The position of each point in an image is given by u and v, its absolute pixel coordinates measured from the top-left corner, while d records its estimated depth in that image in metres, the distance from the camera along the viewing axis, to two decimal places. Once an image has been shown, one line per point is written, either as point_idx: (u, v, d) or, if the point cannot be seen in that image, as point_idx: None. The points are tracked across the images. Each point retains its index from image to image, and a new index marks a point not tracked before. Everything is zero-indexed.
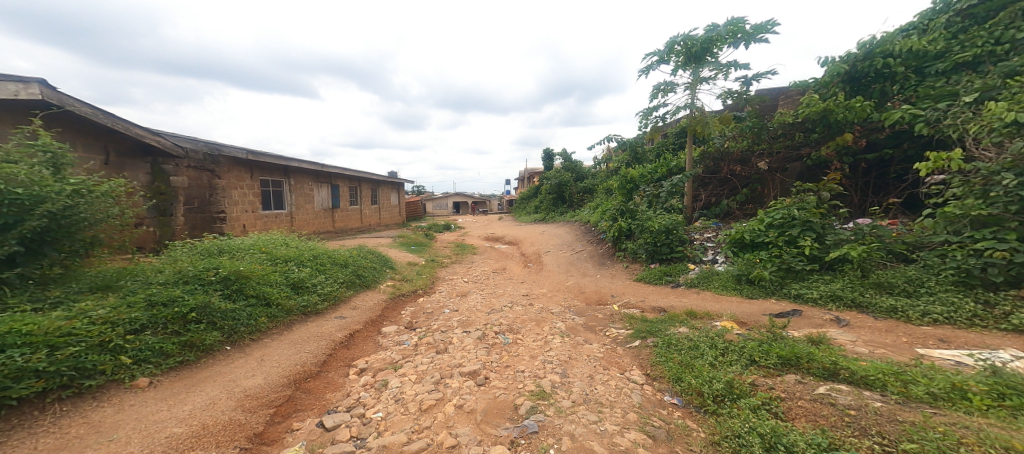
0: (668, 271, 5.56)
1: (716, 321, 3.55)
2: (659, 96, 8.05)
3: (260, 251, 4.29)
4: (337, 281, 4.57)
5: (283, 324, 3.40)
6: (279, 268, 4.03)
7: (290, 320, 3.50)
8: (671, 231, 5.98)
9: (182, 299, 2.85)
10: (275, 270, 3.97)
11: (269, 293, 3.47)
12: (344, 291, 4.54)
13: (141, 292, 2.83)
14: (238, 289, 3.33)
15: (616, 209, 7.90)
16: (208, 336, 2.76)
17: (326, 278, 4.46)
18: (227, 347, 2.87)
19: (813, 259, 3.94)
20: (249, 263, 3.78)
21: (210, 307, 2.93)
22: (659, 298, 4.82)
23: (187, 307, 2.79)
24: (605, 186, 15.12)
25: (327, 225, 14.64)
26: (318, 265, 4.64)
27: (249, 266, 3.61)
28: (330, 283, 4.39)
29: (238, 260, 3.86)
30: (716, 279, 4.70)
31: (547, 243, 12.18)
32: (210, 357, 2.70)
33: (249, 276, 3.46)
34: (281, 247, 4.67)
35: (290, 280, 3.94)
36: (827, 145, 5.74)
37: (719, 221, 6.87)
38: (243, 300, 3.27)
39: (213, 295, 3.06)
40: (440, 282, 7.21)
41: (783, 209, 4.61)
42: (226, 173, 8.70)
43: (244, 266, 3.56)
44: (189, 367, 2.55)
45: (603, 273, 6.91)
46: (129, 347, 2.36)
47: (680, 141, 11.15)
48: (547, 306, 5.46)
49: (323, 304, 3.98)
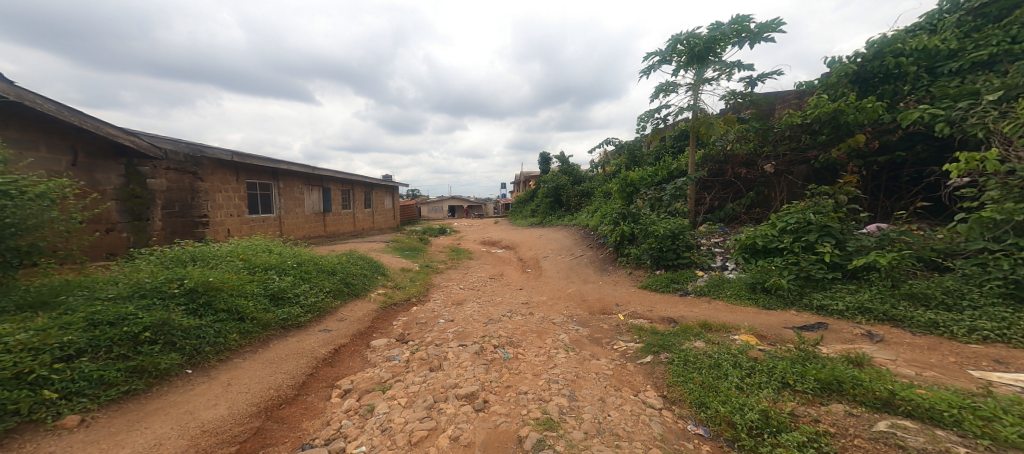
0: (675, 278, 5.30)
1: (734, 335, 3.28)
2: (660, 97, 7.83)
3: (237, 258, 3.95)
4: (323, 290, 4.23)
5: (258, 341, 3.08)
6: (256, 277, 3.70)
7: (266, 336, 3.17)
8: (677, 236, 5.74)
9: (134, 317, 2.53)
10: (252, 279, 3.63)
11: (241, 307, 3.14)
12: (330, 301, 4.20)
13: (82, 310, 2.49)
14: (206, 303, 3.01)
15: (618, 213, 7.68)
16: (162, 360, 2.43)
17: (310, 287, 4.12)
18: (188, 370, 2.55)
19: (834, 267, 3.68)
20: (223, 273, 3.45)
21: (169, 325, 2.61)
22: (667, 307, 4.56)
23: (139, 326, 2.46)
24: (603, 190, 14.91)
25: (318, 229, 14.31)
26: (302, 272, 4.30)
27: (220, 277, 3.27)
28: (314, 292, 4.05)
29: (211, 270, 3.53)
30: (727, 287, 4.45)
31: (546, 248, 11.92)
32: (163, 385, 2.37)
33: (220, 288, 3.14)
34: (261, 254, 4.33)
35: (269, 291, 3.61)
36: (838, 147, 5.48)
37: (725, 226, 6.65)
38: (210, 315, 2.94)
39: (174, 311, 2.73)
40: (435, 289, 6.89)
41: (796, 213, 4.37)
42: (210, 176, 8.37)
43: (215, 277, 3.24)
44: (137, 398, 2.22)
45: (605, 280, 6.64)
46: (56, 378, 2.02)
47: (680, 144, 10.98)
48: (548, 315, 5.18)
49: (306, 316, 3.65)
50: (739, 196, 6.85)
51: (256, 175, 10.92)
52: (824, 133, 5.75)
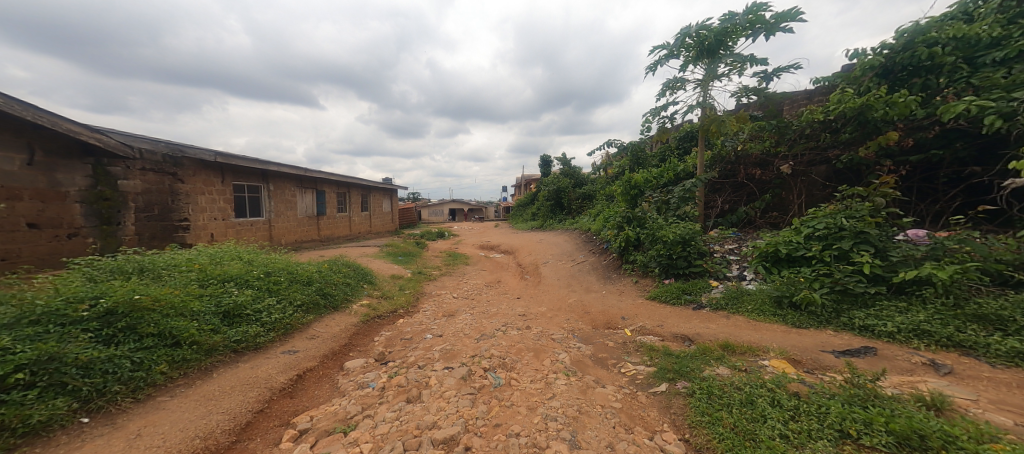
0: (686, 288, 4.82)
1: (764, 359, 2.81)
2: (666, 94, 7.41)
3: (191, 267, 3.52)
4: (292, 304, 3.78)
5: (195, 373, 2.64)
6: (209, 291, 3.27)
7: (209, 364, 2.75)
8: (687, 242, 5.27)
9: (15, 351, 2.08)
10: (203, 294, 3.21)
11: (176, 330, 2.72)
12: (300, 315, 3.76)
13: None
14: (129, 327, 2.58)
15: (622, 217, 7.23)
16: (35, 411, 1.95)
17: (276, 300, 3.69)
18: (85, 418, 2.10)
19: (875, 280, 3.21)
20: (165, 288, 3.02)
21: (58, 361, 2.15)
22: (680, 323, 4.08)
23: (11, 365, 1.99)
24: (606, 193, 14.48)
25: (311, 233, 14.02)
26: (269, 284, 3.85)
27: (156, 293, 2.85)
28: (280, 307, 3.61)
29: (155, 284, 3.10)
30: (748, 300, 3.98)
31: (546, 253, 11.47)
32: (41, 442, 1.92)
33: (149, 308, 2.72)
34: (224, 262, 3.90)
35: (221, 308, 3.17)
36: (865, 146, 5.04)
37: (738, 231, 6.17)
38: (131, 343, 2.51)
39: (71, 342, 2.27)
40: (425, 299, 6.43)
41: (826, 218, 3.91)
42: (192, 177, 8.01)
43: (148, 293, 2.81)
44: None
45: (608, 289, 6.17)
46: None
47: (686, 145, 10.56)
48: (548, 330, 4.70)
49: (266, 336, 3.22)
50: (753, 198, 6.38)
51: (244, 178, 10.55)
52: (848, 131, 5.29)
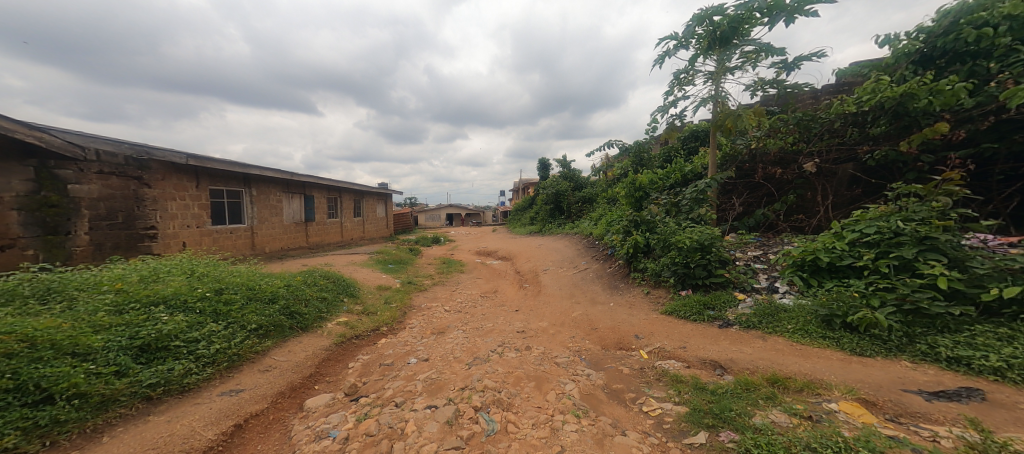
0: (708, 302, 4.22)
1: (829, 401, 2.21)
2: (675, 89, 6.87)
3: (109, 289, 2.94)
4: (242, 329, 3.20)
5: (76, 440, 2.01)
6: (126, 319, 2.68)
7: (102, 422, 2.13)
8: (707, 249, 4.68)
9: None
10: (114, 325, 2.62)
11: (47, 382, 2.08)
12: (252, 341, 3.17)
13: None
14: None
15: (627, 220, 6.69)
16: None
17: (219, 324, 3.10)
18: None
19: (955, 298, 2.70)
20: (56, 321, 2.43)
21: None
22: (707, 345, 3.49)
23: None
24: (607, 196, 13.96)
25: (300, 239, 13.92)
26: (215, 305, 3.25)
27: (25, 333, 2.22)
28: (223, 333, 3.02)
29: (50, 316, 2.52)
30: (786, 318, 3.38)
31: (545, 259, 10.91)
32: None
33: (9, 353, 2.09)
34: (162, 279, 3.31)
35: (136, 341, 2.57)
36: (906, 140, 4.45)
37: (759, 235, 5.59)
38: None
39: None
40: (414, 314, 5.82)
41: (876, 220, 3.34)
42: (161, 182, 7.62)
43: (18, 333, 2.21)
44: None
45: (616, 301, 5.57)
46: None
47: (692, 146, 10.10)
48: (551, 352, 4.09)
49: (199, 374, 2.65)
50: (773, 200, 5.81)
51: (222, 183, 9.98)
52: (882, 124, 4.73)
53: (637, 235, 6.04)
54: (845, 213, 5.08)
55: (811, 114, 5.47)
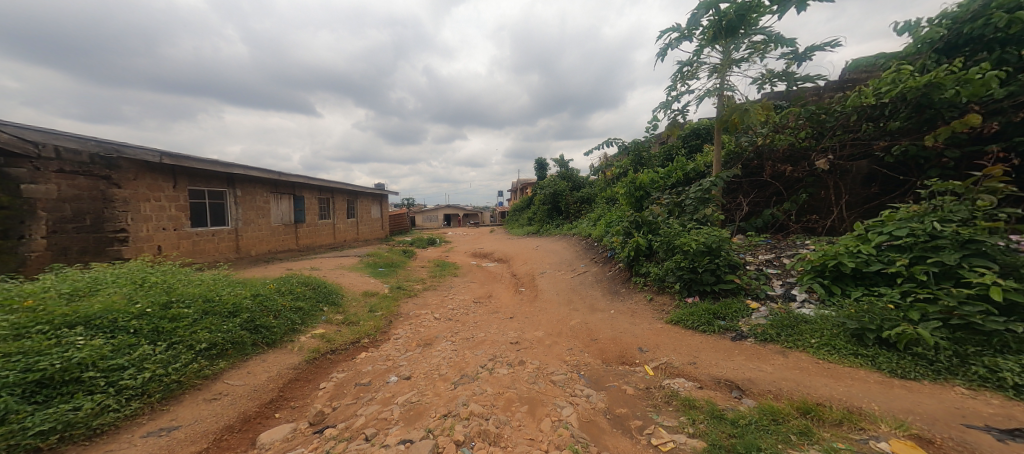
0: (717, 311, 3.85)
1: (877, 439, 1.83)
2: (677, 84, 6.53)
3: (17, 308, 2.55)
4: (186, 349, 2.84)
5: None
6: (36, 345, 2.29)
7: None
8: (716, 253, 4.30)
9: None
10: (10, 354, 2.20)
11: None
12: (197, 364, 2.80)
13: None
14: None
15: (627, 221, 6.34)
16: None
17: (158, 345, 2.73)
18: None
19: (1010, 311, 2.35)
20: None
21: None
22: (719, 361, 3.11)
23: None
24: (606, 196, 13.64)
25: (290, 242, 13.60)
26: (156, 322, 2.88)
27: None
28: (159, 356, 2.64)
29: None
30: (807, 331, 2.99)
31: (542, 261, 10.57)
32: None
33: None
34: (98, 294, 2.95)
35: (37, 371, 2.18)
36: (933, 134, 4.04)
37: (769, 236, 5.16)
38: None
39: None
40: (401, 323, 5.44)
41: (907, 221, 2.99)
42: (132, 182, 7.47)
43: None
44: None
45: (616, 309, 5.20)
46: None
47: (694, 144, 9.91)
48: (547, 368, 3.72)
49: (119, 411, 2.27)
50: (783, 198, 5.43)
51: (200, 183, 9.63)
52: (901, 116, 4.37)
53: (637, 238, 5.68)
54: (862, 213, 4.71)
55: (825, 107, 5.11)
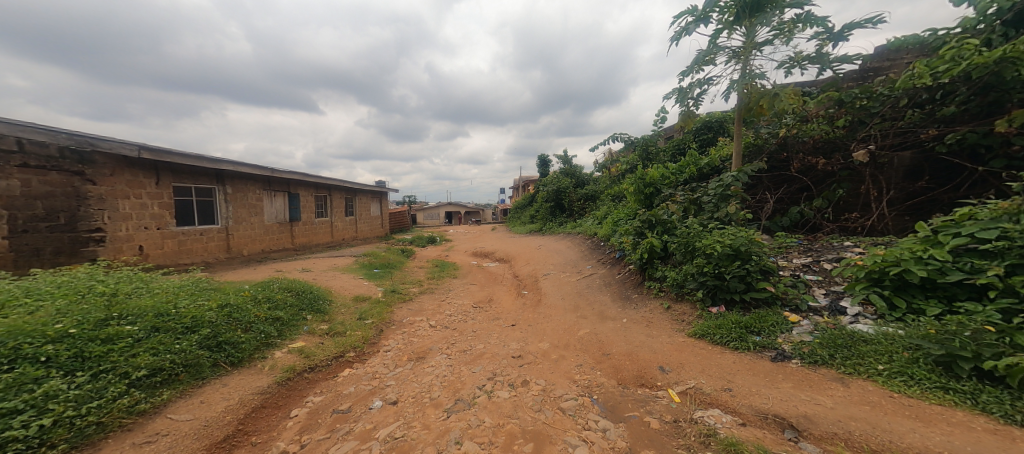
0: (749, 324, 3.31)
1: None
2: (694, 70, 5.98)
3: None
4: (115, 377, 2.39)
5: None
6: None
7: None
8: (746, 257, 3.77)
9: None
10: None
11: None
12: (130, 397, 2.35)
13: None
14: None
15: (639, 220, 5.84)
16: None
17: (74, 378, 2.27)
18: None
19: None
20: None
21: None
22: (761, 389, 2.59)
23: None
24: (612, 193, 13.16)
25: (285, 240, 13.26)
26: (78, 345, 2.43)
27: None
28: (73, 393, 2.17)
29: None
30: (871, 354, 2.47)
31: (545, 262, 10.13)
32: None
33: None
34: (16, 311, 2.53)
35: None
36: (1002, 118, 3.49)
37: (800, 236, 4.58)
38: None
39: None
40: (392, 332, 5.00)
41: (994, 221, 2.53)
42: (108, 178, 7.14)
43: None
44: None
45: (629, 319, 4.70)
46: None
47: (706, 139, 9.57)
48: (554, 390, 3.25)
49: None
50: (813, 194, 4.86)
51: (187, 179, 9.22)
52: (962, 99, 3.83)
53: (650, 238, 5.17)
54: (908, 211, 4.18)
55: (868, 90, 4.55)
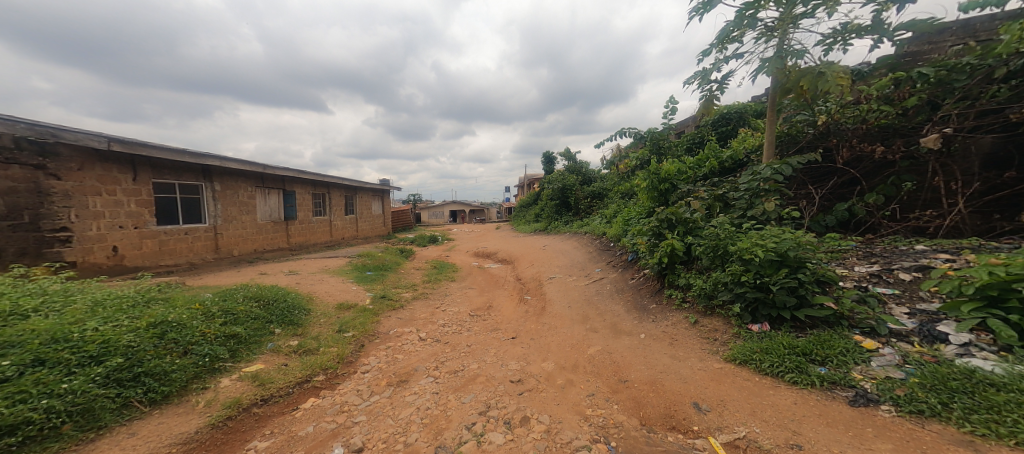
0: (805, 349, 2.60)
1: None
2: (717, 50, 5.25)
3: None
4: None
5: None
6: None
7: None
8: (798, 264, 3.05)
9: None
10: None
11: None
12: None
13: None
14: None
15: (655, 219, 5.16)
16: None
17: None
18: None
19: None
20: None
21: None
22: (848, 452, 1.85)
23: None
24: (621, 191, 12.48)
25: (280, 240, 12.76)
26: None
27: None
28: None
29: None
30: (1011, 408, 1.76)
31: (551, 265, 9.51)
32: None
33: None
34: None
35: None
36: None
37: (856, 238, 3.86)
38: None
39: None
40: (375, 349, 4.39)
41: None
42: (73, 173, 6.61)
43: None
44: None
45: (649, 336, 4.04)
46: None
47: (725, 132, 8.86)
48: (561, 433, 2.59)
49: None
50: (865, 187, 4.12)
51: (168, 175, 8.65)
52: None
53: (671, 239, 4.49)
54: (993, 208, 3.46)
55: (942, 63, 3.79)
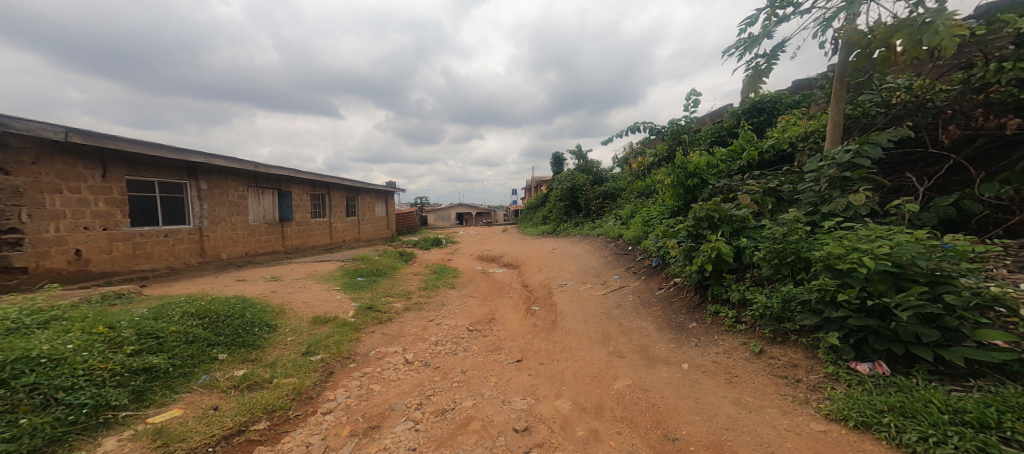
0: (978, 416, 1.72)
1: None
2: (768, 12, 4.31)
3: None
4: None
5: None
6: None
7: None
8: (930, 278, 2.14)
9: None
10: None
11: None
12: None
13: None
14: None
15: (691, 220, 4.27)
16: None
17: None
18: None
19: None
20: None
21: None
22: None
23: None
24: (638, 189, 11.54)
25: (274, 243, 12.08)
26: None
27: None
28: None
29: None
30: None
31: (562, 270, 8.63)
32: None
33: None
34: None
35: None
36: None
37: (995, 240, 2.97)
38: None
39: None
40: (348, 379, 3.56)
41: None
42: (25, 167, 5.92)
43: None
44: None
45: (695, 368, 3.11)
46: None
47: (758, 122, 7.94)
48: None
49: None
50: (981, 176, 3.19)
51: (147, 172, 7.89)
52: None
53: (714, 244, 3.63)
54: None
55: None
